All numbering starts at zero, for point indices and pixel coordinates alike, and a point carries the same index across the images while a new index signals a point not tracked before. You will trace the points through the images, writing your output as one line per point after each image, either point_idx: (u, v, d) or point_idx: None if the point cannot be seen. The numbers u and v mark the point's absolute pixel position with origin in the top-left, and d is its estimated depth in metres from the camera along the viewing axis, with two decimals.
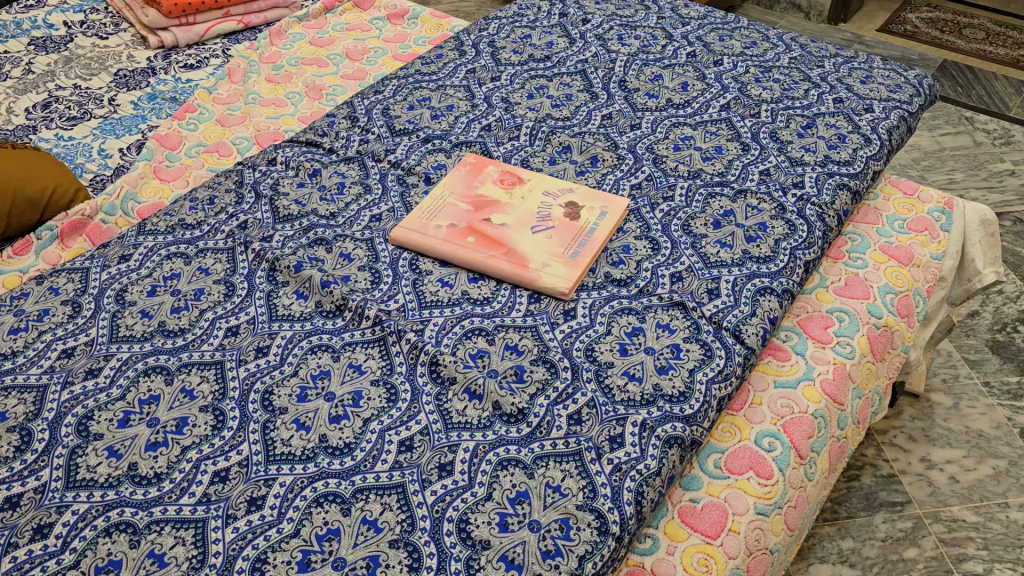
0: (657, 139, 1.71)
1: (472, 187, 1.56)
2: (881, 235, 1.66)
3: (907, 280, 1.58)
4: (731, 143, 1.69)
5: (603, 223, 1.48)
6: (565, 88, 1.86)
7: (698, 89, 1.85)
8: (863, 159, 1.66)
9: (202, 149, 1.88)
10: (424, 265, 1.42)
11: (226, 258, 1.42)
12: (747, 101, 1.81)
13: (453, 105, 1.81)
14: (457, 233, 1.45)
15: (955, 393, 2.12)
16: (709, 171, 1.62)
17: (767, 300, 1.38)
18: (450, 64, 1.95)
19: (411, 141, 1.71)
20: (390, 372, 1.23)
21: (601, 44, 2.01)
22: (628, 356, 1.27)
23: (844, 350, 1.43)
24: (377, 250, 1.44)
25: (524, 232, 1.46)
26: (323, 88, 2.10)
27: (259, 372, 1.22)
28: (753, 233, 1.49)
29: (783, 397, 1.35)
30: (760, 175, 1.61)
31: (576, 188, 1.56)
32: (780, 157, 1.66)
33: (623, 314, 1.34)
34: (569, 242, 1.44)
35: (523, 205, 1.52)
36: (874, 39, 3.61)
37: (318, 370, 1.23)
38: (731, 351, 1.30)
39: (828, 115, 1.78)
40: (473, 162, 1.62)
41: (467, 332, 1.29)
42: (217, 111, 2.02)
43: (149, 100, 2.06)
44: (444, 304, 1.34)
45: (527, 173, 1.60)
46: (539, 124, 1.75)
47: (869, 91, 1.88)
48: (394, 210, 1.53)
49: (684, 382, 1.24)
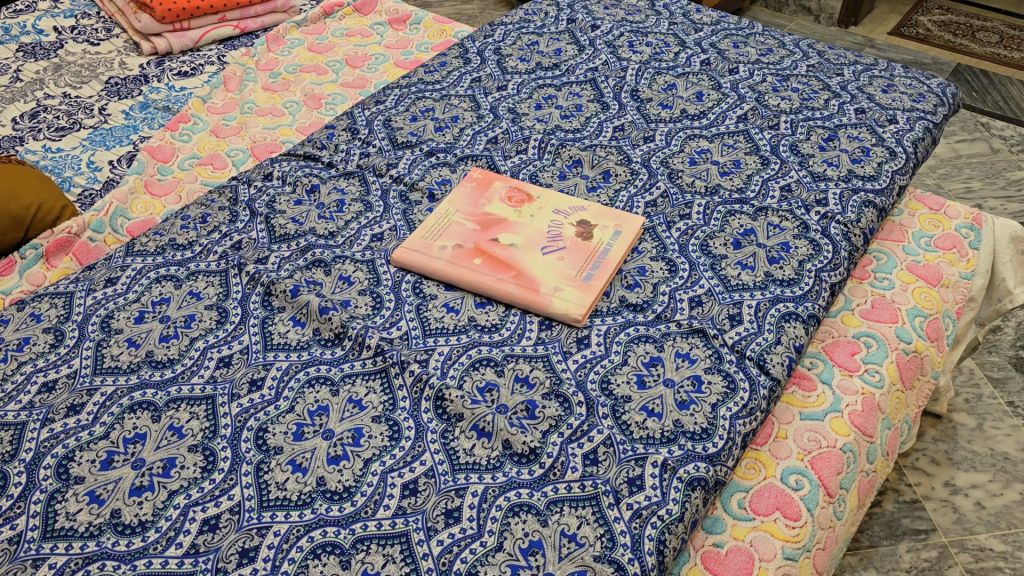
0: (672, 152, 1.63)
1: (479, 205, 1.48)
2: (908, 253, 1.58)
3: (936, 301, 1.50)
4: (750, 156, 1.61)
5: (617, 244, 1.40)
6: (575, 98, 1.78)
7: (714, 99, 1.77)
8: (889, 174, 1.58)
9: (196, 162, 1.81)
10: (428, 289, 1.34)
11: (218, 281, 1.34)
12: (765, 111, 1.73)
13: (458, 116, 1.73)
14: (464, 254, 1.37)
15: (978, 413, 2.04)
16: (727, 187, 1.54)
17: (792, 327, 1.30)
18: (455, 73, 1.88)
19: (414, 154, 1.63)
20: (393, 408, 1.15)
21: (612, 51, 1.93)
22: (646, 389, 1.19)
23: (873, 379, 1.35)
24: (379, 272, 1.37)
25: (535, 252, 1.38)
26: (323, 97, 2.03)
27: (253, 408, 1.14)
28: (775, 254, 1.41)
29: (810, 430, 1.27)
30: (782, 191, 1.53)
31: (588, 206, 1.48)
32: (802, 171, 1.58)
33: (640, 342, 1.26)
34: (582, 265, 1.36)
35: (532, 224, 1.44)
36: (885, 42, 3.53)
37: (316, 406, 1.15)
38: (756, 383, 1.22)
39: (850, 127, 1.70)
40: (479, 178, 1.55)
41: (475, 363, 1.22)
42: (212, 121, 1.94)
43: (141, 110, 1.98)
44: (450, 332, 1.27)
45: (536, 190, 1.52)
46: (548, 136, 1.67)
47: (892, 101, 1.80)
48: (396, 229, 1.46)
49: (706, 418, 1.16)
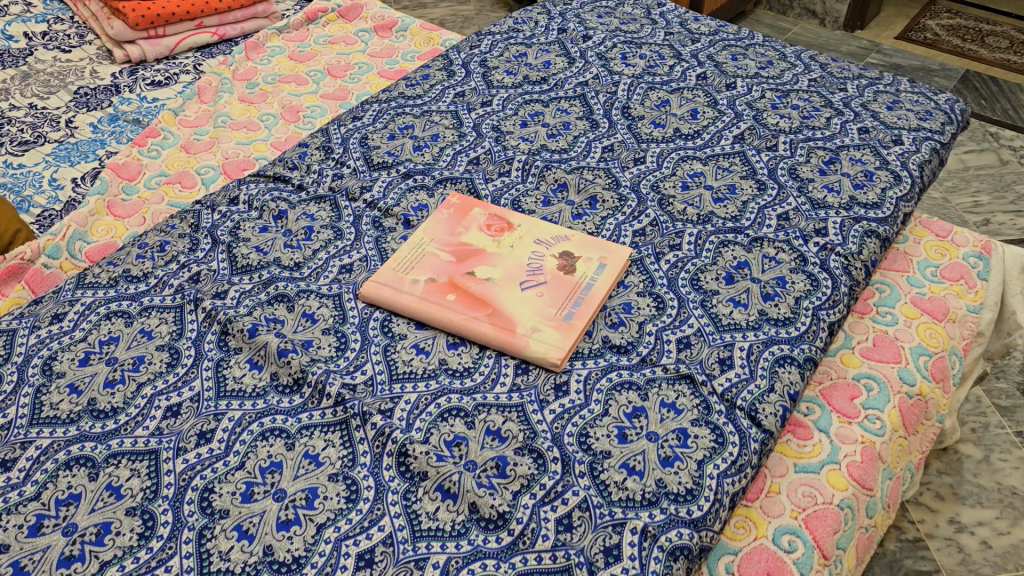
0: (663, 176, 1.53)
1: (455, 234, 1.39)
2: (913, 284, 1.48)
3: (942, 338, 1.41)
4: (745, 181, 1.52)
5: (600, 278, 1.31)
6: (562, 115, 1.68)
7: (708, 117, 1.67)
8: (893, 201, 1.48)
9: (163, 180, 1.72)
10: (397, 327, 1.25)
11: (172, 318, 1.26)
12: (763, 131, 1.64)
13: (438, 134, 1.63)
14: (436, 289, 1.28)
15: (985, 443, 1.94)
16: (721, 215, 1.45)
17: (786, 372, 1.21)
18: (438, 86, 1.78)
19: (390, 176, 1.54)
20: (351, 465, 1.07)
21: (603, 64, 1.84)
22: (627, 443, 1.10)
23: (873, 427, 1.26)
24: (346, 309, 1.28)
25: (513, 287, 1.29)
26: (301, 110, 1.93)
27: (200, 464, 1.06)
28: (771, 290, 1.31)
29: (805, 484, 1.18)
30: (779, 220, 1.44)
31: (571, 235, 1.39)
32: (801, 198, 1.48)
33: (622, 389, 1.17)
34: (563, 302, 1.27)
35: (512, 255, 1.35)
36: (892, 47, 3.42)
37: (268, 462, 1.07)
38: (746, 436, 1.13)
39: (853, 148, 1.60)
40: (457, 204, 1.45)
41: (443, 414, 1.13)
42: (182, 135, 1.85)
43: (109, 122, 1.90)
44: (418, 377, 1.18)
45: (517, 217, 1.42)
46: (532, 157, 1.57)
47: (897, 119, 1.70)
48: (367, 260, 1.37)
49: (692, 477, 1.07)
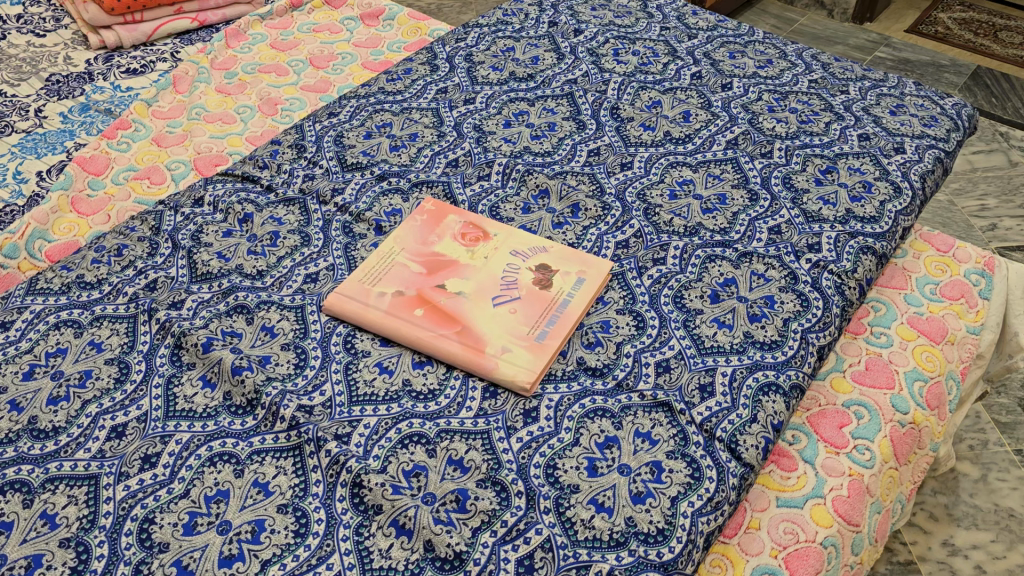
0: (650, 183, 1.46)
1: (428, 242, 1.32)
2: (910, 303, 1.41)
3: (939, 362, 1.34)
4: (737, 190, 1.44)
5: (578, 294, 1.24)
6: (548, 114, 1.61)
7: (701, 120, 1.59)
8: (892, 216, 1.41)
9: (132, 175, 1.65)
10: (361, 344, 1.19)
11: (124, 329, 1.19)
12: (758, 136, 1.56)
13: (417, 133, 1.56)
14: (404, 303, 1.21)
15: (983, 462, 1.87)
16: (709, 226, 1.37)
17: (770, 401, 1.14)
18: (419, 82, 1.70)
19: (364, 177, 1.46)
20: (303, 495, 1.01)
21: (594, 60, 1.76)
22: (597, 477, 1.04)
23: (862, 458, 1.19)
24: (308, 323, 1.21)
25: (484, 302, 1.22)
26: (280, 102, 1.86)
27: (142, 492, 1.00)
28: (758, 310, 1.24)
29: (787, 520, 1.11)
30: (770, 234, 1.36)
31: (550, 246, 1.32)
32: (794, 210, 1.41)
33: (595, 417, 1.11)
34: (536, 319, 1.20)
35: (485, 267, 1.28)
36: (901, 41, 3.32)
37: (214, 490, 1.01)
38: (724, 471, 1.06)
39: (852, 156, 1.52)
40: (431, 210, 1.38)
41: (403, 440, 1.07)
42: (155, 127, 1.78)
43: (80, 112, 1.83)
44: (379, 399, 1.11)
45: (494, 226, 1.35)
46: (514, 161, 1.50)
47: (900, 125, 1.62)
48: (334, 269, 1.30)
49: (664, 515, 1.01)
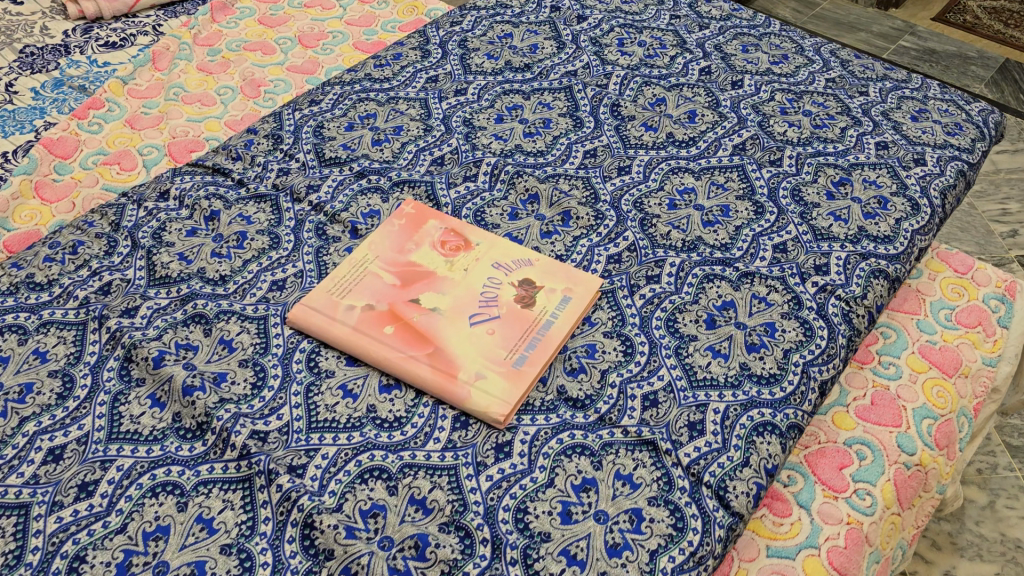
0: (649, 190, 1.36)
1: (404, 250, 1.22)
2: (923, 330, 1.31)
3: (951, 398, 1.24)
4: (741, 201, 1.34)
5: (562, 315, 1.15)
6: (544, 109, 1.50)
7: (707, 121, 1.48)
8: (908, 235, 1.30)
9: (101, 159, 1.56)
10: (325, 363, 1.10)
11: (72, 337, 1.11)
12: (767, 141, 1.45)
13: (402, 126, 1.46)
14: (373, 319, 1.13)
15: (991, 487, 1.78)
16: (709, 241, 1.28)
17: (765, 443, 1.05)
18: (409, 69, 1.60)
19: (342, 174, 1.37)
20: (250, 534, 0.93)
21: (596, 51, 1.65)
22: (571, 524, 0.95)
23: (862, 504, 1.10)
24: (270, 337, 1.13)
25: (460, 320, 1.13)
26: (264, 83, 1.75)
27: (75, 525, 0.92)
28: (756, 339, 1.14)
29: (777, 572, 1.03)
30: (774, 252, 1.26)
31: (536, 259, 1.22)
32: (802, 225, 1.30)
33: (573, 455, 1.02)
34: (516, 342, 1.11)
35: (464, 280, 1.18)
36: (928, 30, 3.17)
37: (154, 525, 0.93)
38: (710, 521, 0.98)
39: (867, 166, 1.41)
40: (411, 214, 1.29)
41: (363, 475, 0.98)
42: (130, 107, 1.68)
43: (53, 88, 1.73)
44: (340, 427, 1.03)
45: (476, 234, 1.26)
46: (504, 161, 1.40)
47: (922, 133, 1.51)
48: (303, 276, 1.21)
49: (640, 572, 0.92)
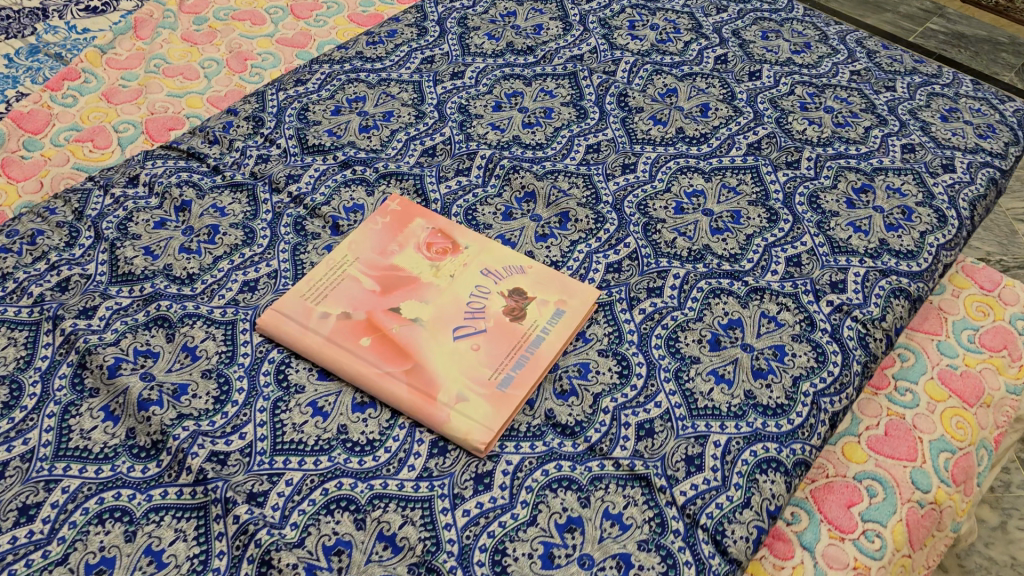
0: (655, 191, 1.26)
1: (386, 252, 1.13)
2: (943, 353, 1.22)
3: (971, 430, 1.15)
4: (754, 207, 1.24)
5: (554, 330, 1.06)
6: (545, 97, 1.40)
7: (720, 116, 1.38)
8: (932, 251, 1.20)
9: (74, 135, 1.47)
10: (295, 376, 1.02)
11: (24, 339, 1.03)
12: (785, 140, 1.34)
13: (393, 112, 1.36)
14: (349, 328, 1.04)
15: (1004, 508, 1.68)
16: (717, 251, 1.18)
17: (768, 482, 0.96)
18: (404, 48, 1.49)
19: (325, 163, 1.28)
20: (202, 570, 0.85)
21: (605, 34, 1.54)
22: (552, 570, 0.87)
23: (871, 547, 1.02)
24: (237, 345, 1.04)
25: (443, 333, 1.04)
26: (251, 57, 1.65)
27: (12, 555, 0.85)
28: (764, 364, 1.05)
29: None
30: (787, 265, 1.17)
31: (528, 266, 1.13)
32: (819, 236, 1.20)
33: (558, 489, 0.94)
34: (502, 359, 1.02)
35: (449, 288, 1.09)
36: (957, 13, 3.03)
37: (98, 557, 0.85)
38: (705, 569, 0.89)
39: (891, 172, 1.31)
40: (397, 211, 1.19)
41: (329, 506, 0.90)
42: (107, 79, 1.58)
43: (28, 55, 1.63)
44: (308, 450, 0.95)
45: (466, 235, 1.16)
46: (499, 153, 1.30)
47: (951, 135, 1.40)
48: (277, 276, 1.12)
49: None
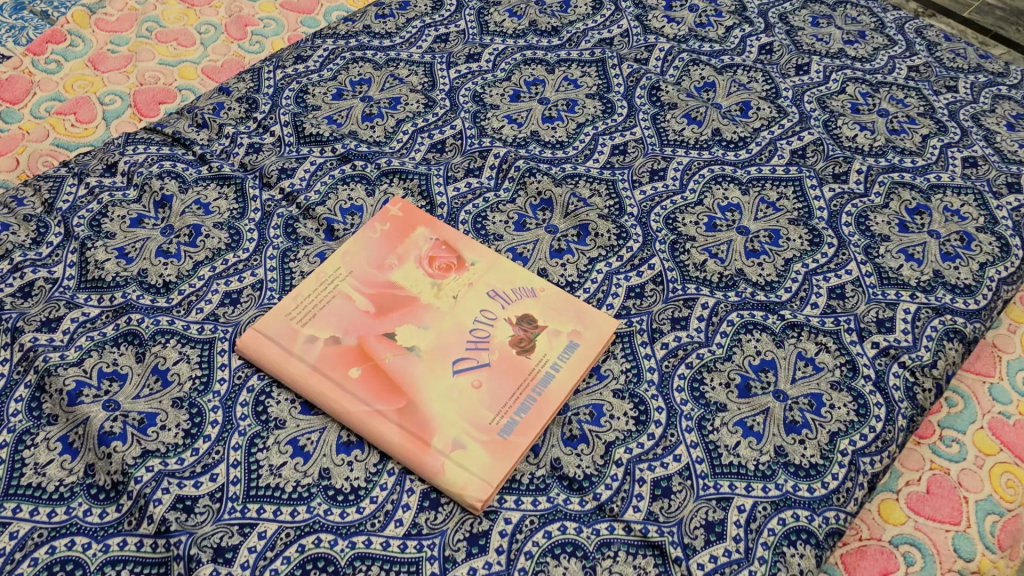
0: (686, 203, 1.13)
1: (384, 265, 1.02)
2: (995, 398, 1.10)
3: None
4: (795, 226, 1.11)
5: (565, 366, 0.95)
6: (569, 87, 1.27)
7: (762, 116, 1.24)
8: (993, 285, 1.07)
9: (56, 106, 1.35)
10: (275, 409, 0.92)
11: None
12: (833, 148, 1.21)
13: (400, 98, 1.24)
14: (338, 356, 0.93)
15: None
16: (751, 278, 1.06)
17: (796, 556, 0.86)
18: (416, 24, 1.36)
19: (323, 156, 1.16)
20: None
21: (639, 15, 1.40)
22: None
23: None
24: (213, 369, 0.94)
25: (442, 366, 0.94)
26: (252, 23, 1.51)
27: None
28: (798, 417, 0.94)
29: None
30: (830, 297, 1.04)
31: (540, 289, 1.02)
32: (867, 263, 1.08)
33: (561, 556, 0.84)
34: (506, 400, 0.92)
35: (452, 312, 0.98)
36: None
37: None
38: None
39: (950, 190, 1.17)
40: (398, 217, 1.08)
41: (305, 568, 0.81)
42: (95, 42, 1.45)
43: (12, 13, 1.51)
44: (285, 498, 0.85)
45: (473, 250, 1.05)
46: (515, 152, 1.17)
47: (1019, 146, 1.24)
48: (262, 287, 1.01)
49: None
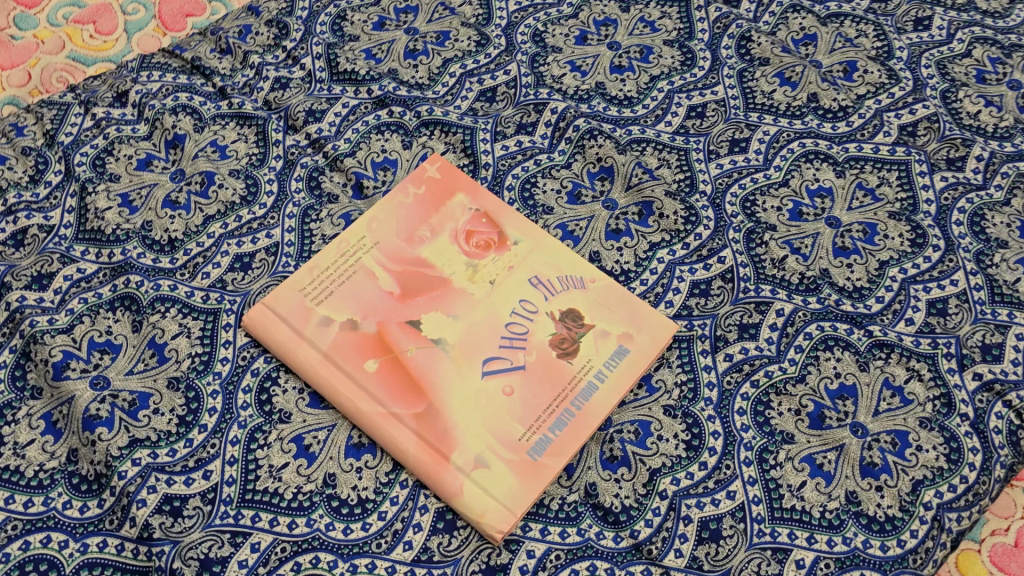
0: (769, 183, 0.97)
1: (415, 238, 0.90)
2: None
3: None
4: (895, 221, 0.95)
5: (611, 376, 0.83)
6: (645, 30, 1.10)
7: (869, 80, 1.06)
8: None
9: (74, 12, 1.22)
10: (281, 399, 0.81)
11: None
12: (949, 126, 1.03)
13: (450, 32, 1.08)
14: (354, 344, 0.82)
15: None
16: (837, 281, 0.91)
17: None
18: None
19: (357, 98, 1.02)
20: None
21: None
22: None
23: None
24: (216, 346, 0.84)
25: (471, 365, 0.82)
26: None
27: None
28: (877, 458, 0.81)
29: None
30: (929, 312, 0.89)
31: (591, 280, 0.88)
32: (977, 273, 0.91)
33: None
34: (540, 413, 0.80)
35: (487, 300, 0.86)
36: None
37: None
38: None
39: None
40: (435, 180, 0.94)
41: None
42: None
43: None
44: (283, 506, 0.76)
45: (517, 226, 0.91)
46: (575, 108, 1.02)
47: None
48: (277, 251, 0.90)
49: None
